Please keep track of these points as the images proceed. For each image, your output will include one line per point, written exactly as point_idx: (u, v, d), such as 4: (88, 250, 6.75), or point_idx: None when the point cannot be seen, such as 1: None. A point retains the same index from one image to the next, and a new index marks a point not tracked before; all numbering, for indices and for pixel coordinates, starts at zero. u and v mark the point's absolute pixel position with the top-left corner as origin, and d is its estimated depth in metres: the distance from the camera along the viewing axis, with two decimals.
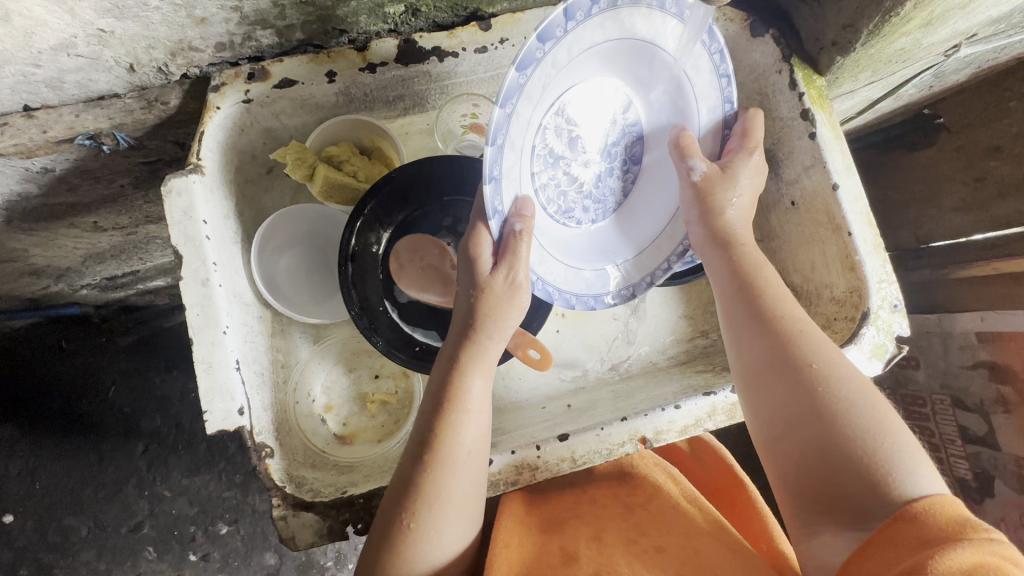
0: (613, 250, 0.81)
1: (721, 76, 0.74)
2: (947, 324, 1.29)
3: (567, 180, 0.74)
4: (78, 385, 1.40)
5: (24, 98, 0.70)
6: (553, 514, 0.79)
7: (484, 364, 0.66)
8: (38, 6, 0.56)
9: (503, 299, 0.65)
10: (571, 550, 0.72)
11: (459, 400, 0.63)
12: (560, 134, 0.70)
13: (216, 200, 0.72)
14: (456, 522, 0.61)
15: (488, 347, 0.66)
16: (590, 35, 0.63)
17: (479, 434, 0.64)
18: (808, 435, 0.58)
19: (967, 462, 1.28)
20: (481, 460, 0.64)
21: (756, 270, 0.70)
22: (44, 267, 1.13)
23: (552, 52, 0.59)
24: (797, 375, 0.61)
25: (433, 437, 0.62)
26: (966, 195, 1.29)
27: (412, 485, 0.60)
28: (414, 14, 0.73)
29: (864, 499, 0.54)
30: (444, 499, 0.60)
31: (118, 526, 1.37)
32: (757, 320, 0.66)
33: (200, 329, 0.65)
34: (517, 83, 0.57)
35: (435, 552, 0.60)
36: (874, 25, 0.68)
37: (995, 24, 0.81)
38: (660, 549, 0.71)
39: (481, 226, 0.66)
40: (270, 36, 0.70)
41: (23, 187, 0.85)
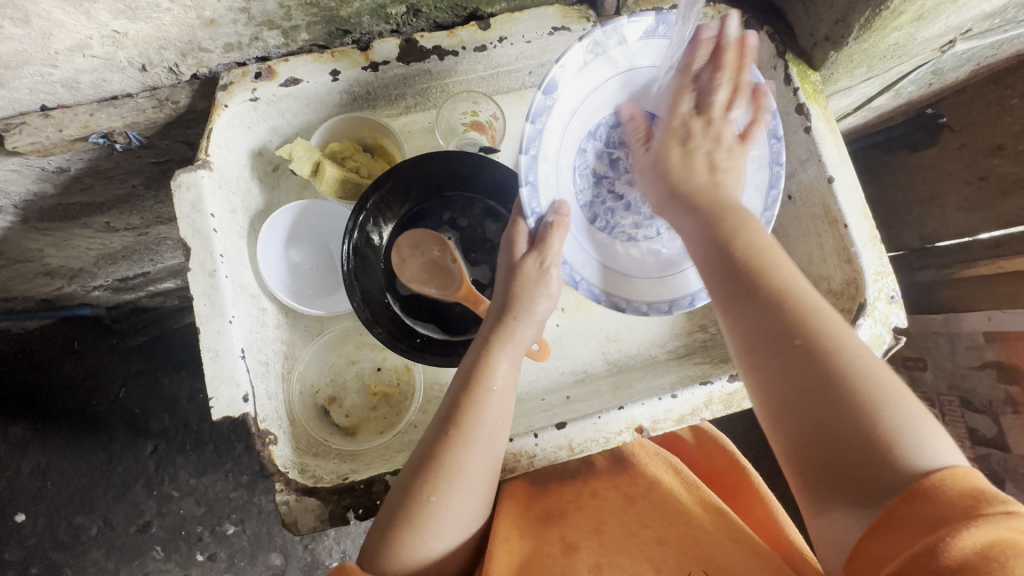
0: (664, 262, 0.82)
1: (740, 72, 0.75)
2: (954, 324, 1.29)
3: (613, 199, 0.81)
4: (90, 384, 1.43)
5: (42, 98, 0.73)
6: (554, 504, 0.80)
7: (515, 347, 0.67)
8: (56, 8, 0.59)
9: (536, 285, 0.69)
10: (572, 540, 0.73)
11: (485, 378, 0.65)
12: (601, 157, 0.80)
13: (224, 195, 0.74)
14: (467, 499, 0.62)
15: (522, 331, 0.68)
16: (599, 70, 0.75)
17: (502, 415, 0.65)
18: (805, 409, 0.56)
19: (976, 464, 1.27)
20: (501, 441, 0.65)
21: (740, 233, 0.66)
22: (58, 268, 1.16)
23: (572, 81, 0.73)
24: (789, 343, 0.58)
25: (460, 411, 0.63)
26: (969, 194, 1.30)
27: (434, 456, 0.62)
28: (415, 14, 0.75)
29: (864, 470, 0.52)
30: (462, 472, 0.62)
31: (127, 526, 1.39)
32: (742, 288, 0.63)
33: (207, 317, 0.67)
34: (544, 104, 0.71)
35: (441, 533, 0.61)
36: (866, 18, 0.69)
37: (989, 20, 0.82)
38: (660, 541, 0.72)
39: (519, 220, 0.73)
40: (277, 37, 0.73)
41: (39, 187, 0.88)
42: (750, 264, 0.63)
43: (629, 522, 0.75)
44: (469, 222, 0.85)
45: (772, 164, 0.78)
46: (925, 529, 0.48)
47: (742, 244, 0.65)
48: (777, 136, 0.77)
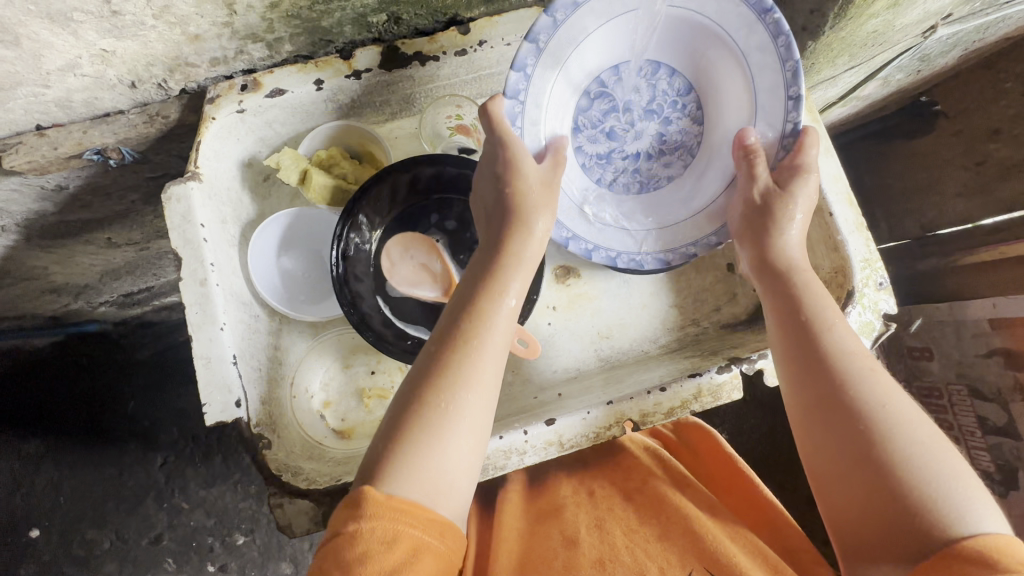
0: (695, 198, 0.81)
1: None
2: (959, 313, 1.28)
3: (627, 158, 0.82)
4: (99, 399, 1.45)
5: (37, 118, 0.75)
6: (551, 502, 0.80)
7: (524, 265, 0.69)
8: (44, 29, 0.61)
9: (540, 205, 0.71)
10: (572, 534, 0.72)
11: (493, 290, 0.66)
12: (597, 128, 0.81)
13: (214, 205, 0.76)
14: (471, 418, 0.61)
15: (529, 247, 0.70)
16: (555, 52, 0.73)
17: (509, 330, 0.66)
18: (845, 434, 0.59)
19: (988, 453, 1.25)
20: (502, 360, 0.65)
21: (812, 304, 0.66)
22: (64, 285, 1.18)
23: (538, 68, 0.72)
24: (849, 416, 0.59)
25: (471, 320, 0.65)
26: (968, 179, 1.30)
27: (443, 362, 0.62)
28: (396, 22, 0.77)
29: (907, 535, 0.53)
30: (470, 377, 0.61)
31: (139, 538, 1.41)
32: (806, 362, 0.64)
33: (199, 325, 0.68)
34: (514, 110, 0.73)
35: (459, 447, 0.59)
36: (839, 8, 0.69)
37: (969, 3, 0.82)
38: (662, 539, 0.71)
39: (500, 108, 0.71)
40: (261, 49, 0.75)
41: (40, 205, 0.90)
42: (818, 335, 0.64)
43: (628, 519, 0.75)
44: (457, 224, 0.86)
45: (785, 85, 0.71)
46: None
47: (798, 306, 0.67)
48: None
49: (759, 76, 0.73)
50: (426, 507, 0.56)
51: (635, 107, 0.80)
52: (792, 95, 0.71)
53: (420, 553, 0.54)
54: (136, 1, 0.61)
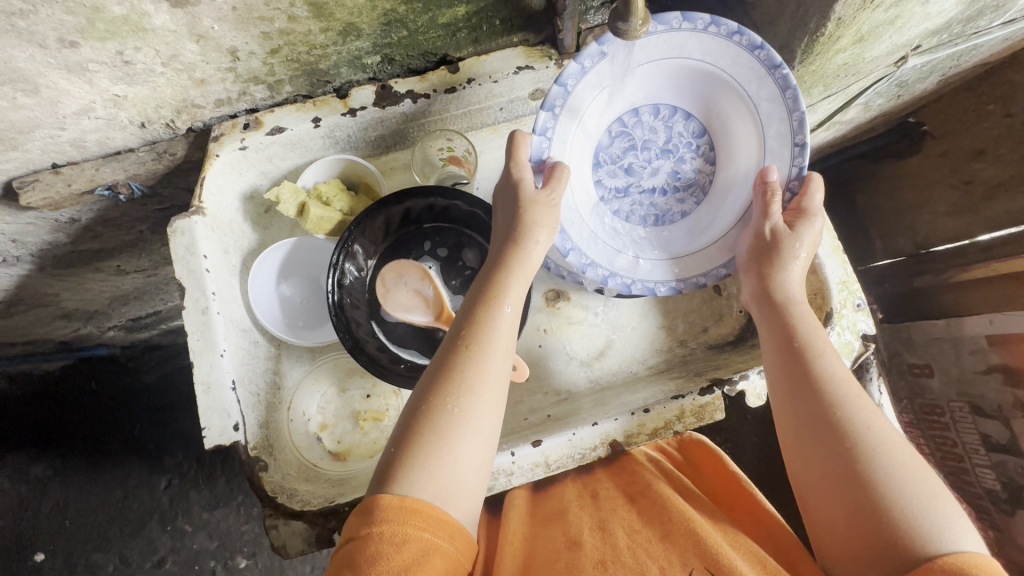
0: (702, 234, 0.85)
1: (753, 48, 0.72)
2: (956, 330, 1.28)
3: (643, 195, 0.86)
4: (106, 422, 1.48)
5: (53, 157, 0.79)
6: (553, 510, 0.80)
7: (525, 272, 0.72)
8: (62, 78, 0.66)
9: (544, 211, 0.73)
10: (576, 536, 0.72)
11: (498, 298, 0.70)
12: (615, 166, 0.85)
13: (217, 238, 0.80)
14: (479, 418, 0.63)
15: (531, 256, 0.73)
16: (581, 98, 0.77)
17: (510, 339, 0.69)
18: (833, 453, 0.60)
19: (993, 472, 1.23)
20: (507, 363, 0.68)
21: (804, 332, 0.69)
22: (74, 311, 1.23)
23: (564, 110, 0.76)
24: (835, 433, 0.60)
25: (476, 326, 0.68)
26: (957, 199, 1.32)
27: (450, 366, 0.65)
28: (389, 62, 0.82)
29: (889, 551, 0.53)
30: (481, 376, 0.65)
31: (142, 562, 1.43)
32: (796, 381, 0.66)
33: (200, 352, 0.72)
34: (540, 145, 0.77)
35: (461, 452, 0.61)
36: (805, 44, 0.72)
37: (936, 35, 0.85)
38: (664, 537, 0.71)
39: (520, 137, 0.74)
40: (263, 91, 0.80)
41: (53, 237, 0.95)
42: (812, 361, 0.66)
43: (631, 521, 0.75)
44: (448, 252, 0.90)
45: (794, 135, 0.75)
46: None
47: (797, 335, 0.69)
48: (761, 47, 0.71)
49: (768, 123, 0.77)
50: (436, 508, 0.58)
51: (652, 147, 0.84)
52: (799, 142, 0.75)
53: (430, 553, 0.55)
54: (147, 52, 0.66)
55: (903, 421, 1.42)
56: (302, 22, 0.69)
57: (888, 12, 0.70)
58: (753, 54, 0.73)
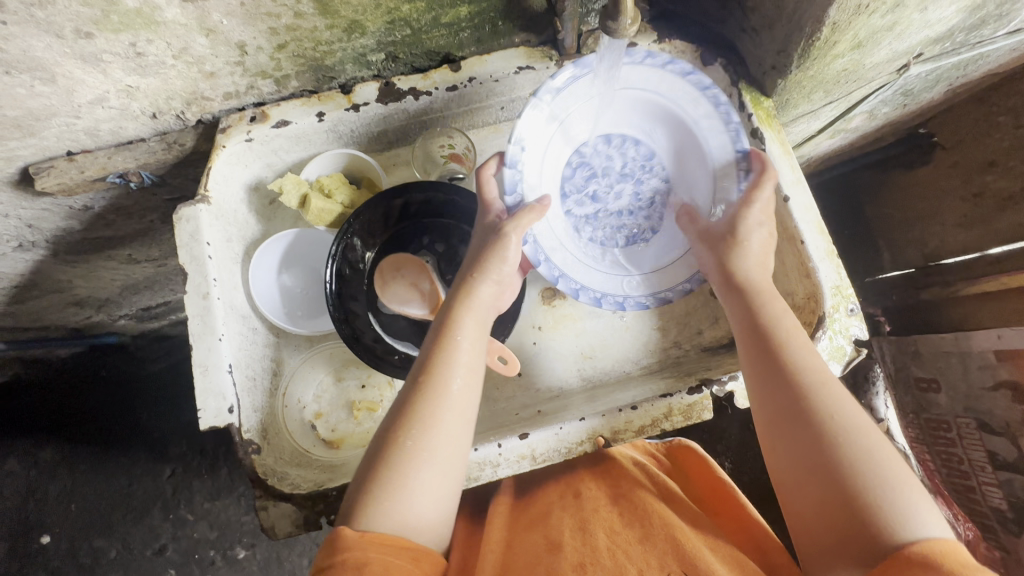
0: (672, 248, 0.87)
1: (687, 72, 0.78)
2: (964, 344, 1.25)
3: (612, 218, 0.88)
4: (113, 408, 1.51)
5: (68, 145, 0.82)
6: (536, 513, 0.80)
7: (480, 304, 0.72)
8: (77, 68, 0.69)
9: (499, 243, 0.74)
10: (556, 539, 0.72)
11: (453, 330, 0.69)
12: (580, 194, 0.87)
13: (221, 226, 0.82)
14: (442, 452, 0.64)
15: (484, 287, 0.73)
16: (539, 132, 0.80)
17: (472, 367, 0.68)
18: (805, 442, 0.60)
19: (1000, 490, 1.20)
20: (472, 390, 0.68)
21: (769, 321, 0.69)
22: (87, 298, 1.26)
23: (526, 145, 0.79)
24: (802, 427, 0.61)
25: (431, 362, 0.67)
26: (967, 211, 1.30)
27: (407, 403, 0.65)
28: (393, 60, 0.84)
29: (862, 538, 0.54)
30: (435, 412, 0.64)
31: (144, 549, 1.46)
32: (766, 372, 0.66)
33: (199, 335, 0.74)
34: (512, 179, 0.78)
35: (422, 483, 0.62)
36: (801, 48, 0.73)
37: (939, 43, 0.85)
38: (643, 541, 0.71)
39: (484, 168, 0.79)
40: (270, 85, 0.82)
41: (67, 223, 0.98)
42: (783, 352, 0.66)
43: (611, 521, 0.75)
44: (446, 246, 0.91)
45: (733, 146, 0.80)
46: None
47: (769, 326, 0.69)
48: (690, 72, 0.78)
49: (709, 139, 0.82)
50: (396, 539, 0.59)
51: (611, 173, 0.87)
52: (739, 150, 0.80)
53: None
54: (158, 44, 0.69)
55: (909, 436, 1.39)
56: (308, 18, 0.71)
57: (885, 18, 0.70)
58: (687, 78, 0.79)
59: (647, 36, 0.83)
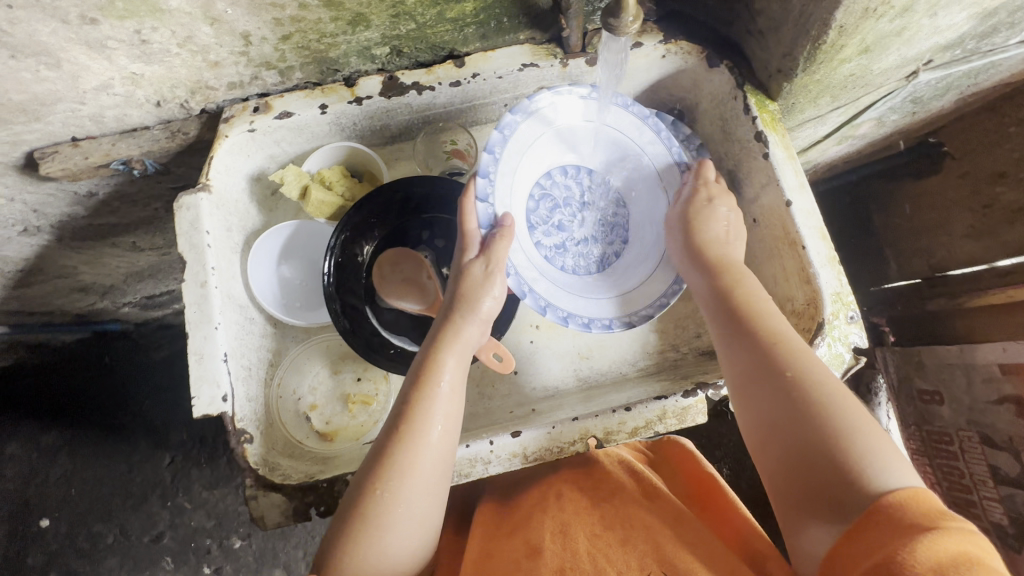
0: (640, 269, 0.90)
1: (629, 104, 0.86)
2: (969, 355, 1.23)
3: (581, 246, 0.90)
4: (114, 394, 1.52)
5: (73, 131, 0.82)
6: (516, 518, 0.79)
7: (460, 346, 0.72)
8: (83, 54, 0.69)
9: (481, 285, 0.74)
10: (536, 543, 0.71)
11: (432, 377, 0.68)
12: (547, 225, 0.88)
13: (222, 215, 0.82)
14: (418, 502, 0.63)
15: (466, 328, 0.73)
16: (506, 166, 0.81)
17: (450, 411, 0.68)
18: (772, 399, 0.62)
19: (1002, 506, 1.18)
20: (449, 439, 0.68)
21: (738, 288, 0.72)
22: (91, 284, 1.27)
23: (497, 177, 0.79)
24: (766, 388, 0.63)
25: (411, 406, 0.66)
26: (974, 222, 1.29)
27: (384, 455, 0.64)
28: (398, 54, 0.84)
29: (833, 490, 0.54)
30: (413, 466, 0.63)
31: (141, 536, 1.46)
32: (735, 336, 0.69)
33: (196, 323, 0.74)
34: (488, 210, 0.77)
35: (400, 534, 0.62)
36: (807, 52, 0.72)
37: (949, 50, 0.84)
38: (624, 543, 0.71)
39: (466, 200, 0.76)
40: (274, 76, 0.83)
41: (72, 209, 0.99)
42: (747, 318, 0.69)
43: (592, 524, 0.74)
44: (445, 242, 0.91)
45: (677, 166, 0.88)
46: (891, 539, 0.48)
47: (734, 294, 0.72)
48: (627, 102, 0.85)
49: (655, 163, 0.89)
50: None
51: (572, 203, 0.89)
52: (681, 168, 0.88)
53: None
54: (163, 32, 0.69)
55: (911, 448, 1.38)
56: (313, 10, 0.71)
57: (893, 22, 0.69)
58: (630, 109, 0.86)
59: (652, 36, 0.83)
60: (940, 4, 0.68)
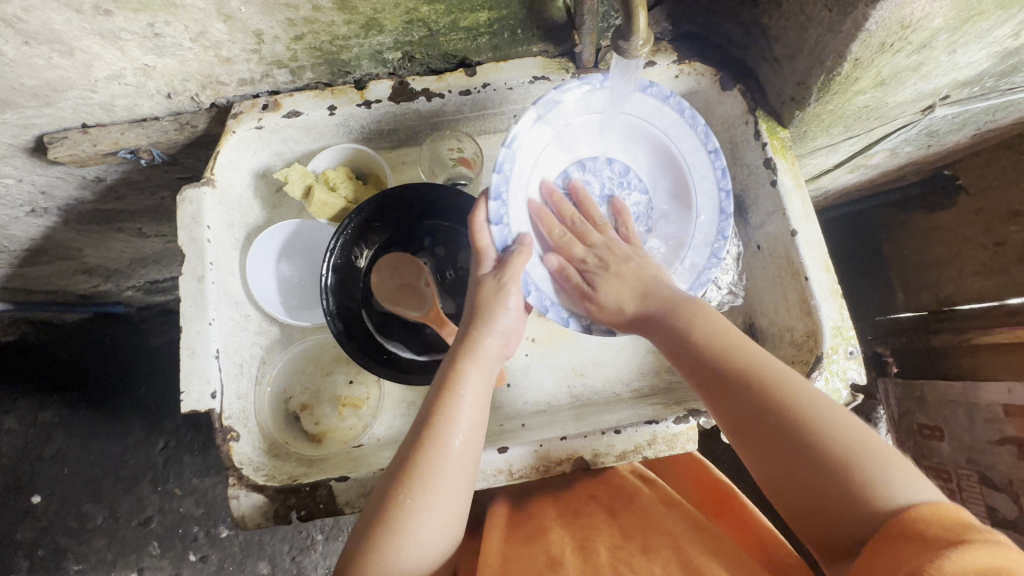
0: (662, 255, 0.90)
1: (648, 88, 0.80)
2: (972, 394, 1.22)
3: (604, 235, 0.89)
4: (110, 377, 1.53)
5: (83, 118, 0.83)
6: (533, 530, 0.77)
7: (481, 365, 0.70)
8: (96, 44, 0.69)
9: (496, 299, 0.74)
10: (555, 555, 0.69)
11: (453, 394, 0.66)
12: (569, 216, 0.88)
13: (224, 210, 0.82)
14: (442, 517, 0.61)
15: (487, 347, 0.71)
16: (521, 172, 0.80)
17: (476, 420, 0.66)
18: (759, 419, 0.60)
19: None
20: (473, 456, 0.66)
21: (706, 310, 0.71)
22: (96, 267, 1.28)
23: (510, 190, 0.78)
24: (749, 408, 0.61)
25: (430, 426, 0.64)
26: (986, 259, 1.27)
27: (406, 472, 0.62)
28: (410, 60, 0.84)
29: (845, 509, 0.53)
30: (435, 484, 0.61)
31: (130, 519, 1.47)
32: (711, 371, 0.65)
33: (190, 318, 0.74)
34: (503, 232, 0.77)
35: (421, 547, 0.60)
36: (821, 82, 0.71)
37: (967, 86, 0.83)
38: (645, 551, 0.69)
39: (475, 218, 0.75)
40: (285, 74, 0.83)
41: (80, 193, 0.99)
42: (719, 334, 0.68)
43: (612, 537, 0.73)
44: (446, 252, 0.91)
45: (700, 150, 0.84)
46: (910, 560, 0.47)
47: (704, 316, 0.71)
48: (632, 79, 0.79)
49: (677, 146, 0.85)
50: None
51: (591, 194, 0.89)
52: (710, 149, 0.83)
53: None
54: (176, 26, 0.69)
55: None
56: (326, 12, 0.71)
57: (910, 57, 0.68)
58: (648, 92, 0.80)
59: (666, 56, 0.83)
60: (959, 42, 0.67)
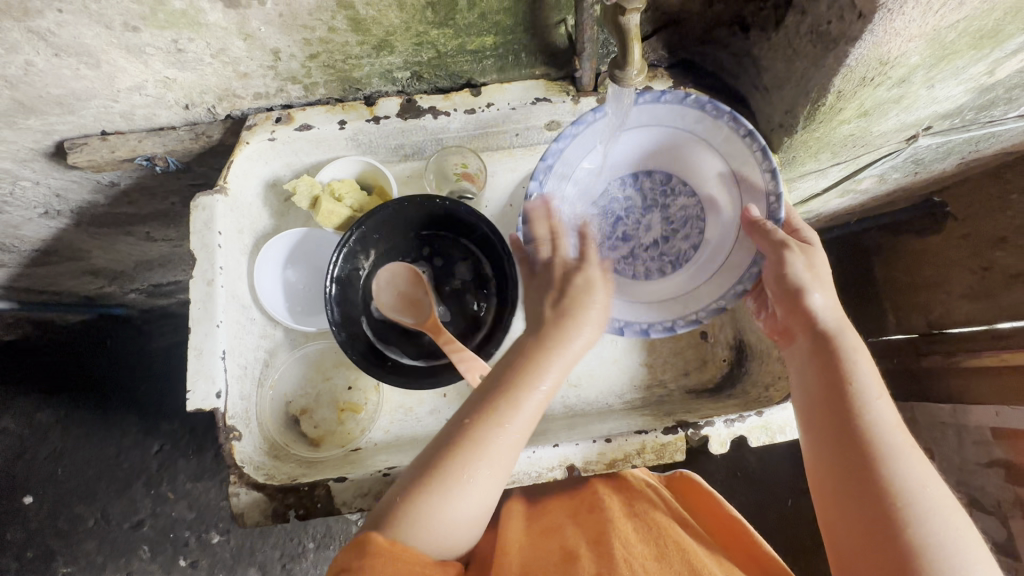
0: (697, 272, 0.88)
1: (683, 101, 0.82)
2: (961, 416, 1.29)
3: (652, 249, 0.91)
4: (110, 378, 1.54)
5: (103, 125, 0.86)
6: (547, 527, 0.80)
7: (567, 354, 0.72)
8: (121, 57, 0.73)
9: (592, 288, 0.76)
10: (571, 550, 0.72)
11: (530, 376, 0.69)
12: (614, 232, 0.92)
13: (235, 217, 0.86)
14: (483, 490, 0.65)
15: (576, 337, 0.73)
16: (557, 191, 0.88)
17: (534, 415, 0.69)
18: (855, 452, 0.63)
19: None
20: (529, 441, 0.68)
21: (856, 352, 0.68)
22: (103, 268, 1.31)
23: None
24: (845, 435, 0.64)
25: (502, 403, 0.67)
26: (973, 283, 1.27)
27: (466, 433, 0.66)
28: (418, 79, 0.88)
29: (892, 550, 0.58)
30: (490, 453, 0.65)
31: (122, 521, 1.47)
32: (831, 410, 0.67)
33: (198, 320, 0.77)
34: None
35: (458, 513, 0.64)
36: (807, 112, 0.75)
37: (948, 118, 0.87)
38: (660, 557, 0.72)
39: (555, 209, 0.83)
40: (298, 90, 0.87)
41: (93, 197, 1.03)
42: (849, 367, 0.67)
43: (626, 531, 0.76)
44: (446, 263, 0.94)
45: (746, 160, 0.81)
46: None
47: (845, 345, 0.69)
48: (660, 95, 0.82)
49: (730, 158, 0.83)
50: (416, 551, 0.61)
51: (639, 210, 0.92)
52: (767, 169, 0.78)
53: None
54: (198, 43, 0.73)
55: None
56: (341, 33, 0.76)
57: (891, 91, 0.72)
58: (686, 104, 0.82)
59: (662, 82, 0.86)
60: (937, 78, 0.71)
